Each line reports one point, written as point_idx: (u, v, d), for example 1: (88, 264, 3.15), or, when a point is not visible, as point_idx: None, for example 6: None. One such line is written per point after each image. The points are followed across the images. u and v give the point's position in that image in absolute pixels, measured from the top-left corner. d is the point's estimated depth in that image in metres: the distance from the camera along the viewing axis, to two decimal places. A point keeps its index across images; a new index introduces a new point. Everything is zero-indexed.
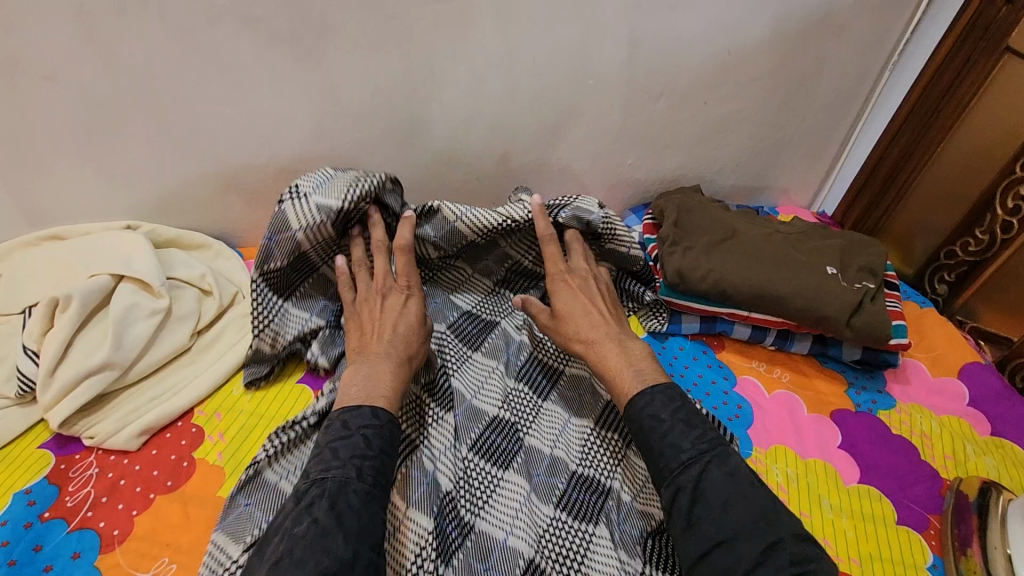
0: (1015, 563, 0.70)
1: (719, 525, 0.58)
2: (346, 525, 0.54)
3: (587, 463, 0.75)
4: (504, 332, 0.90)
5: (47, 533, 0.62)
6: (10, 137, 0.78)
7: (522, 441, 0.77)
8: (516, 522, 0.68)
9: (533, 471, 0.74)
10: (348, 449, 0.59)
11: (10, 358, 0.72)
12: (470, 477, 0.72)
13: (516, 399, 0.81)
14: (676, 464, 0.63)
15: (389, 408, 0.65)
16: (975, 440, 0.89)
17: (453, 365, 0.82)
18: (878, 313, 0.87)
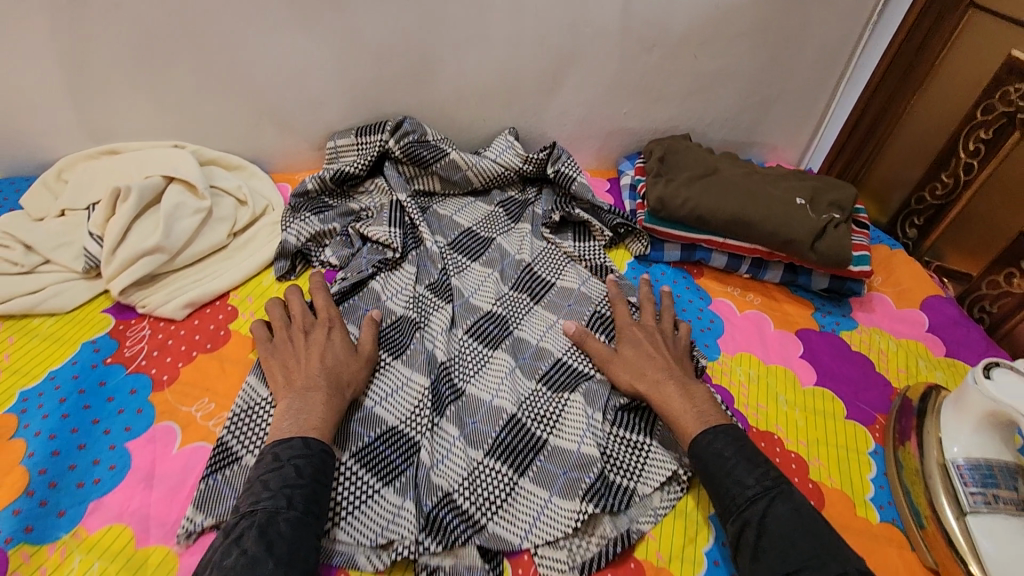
0: (945, 445, 0.77)
1: (786, 558, 0.58)
2: (275, 552, 0.54)
3: (569, 353, 0.87)
4: (501, 248, 1.02)
5: (109, 373, 0.74)
6: (79, 59, 0.90)
7: (512, 331, 0.89)
8: (501, 386, 0.81)
9: (520, 354, 0.86)
10: (278, 479, 0.59)
11: (77, 241, 0.84)
12: (464, 354, 0.84)
13: (509, 300, 0.93)
14: (743, 499, 0.64)
15: (322, 438, 0.64)
16: (929, 358, 0.98)
17: (455, 271, 0.95)
18: (841, 240, 0.95)
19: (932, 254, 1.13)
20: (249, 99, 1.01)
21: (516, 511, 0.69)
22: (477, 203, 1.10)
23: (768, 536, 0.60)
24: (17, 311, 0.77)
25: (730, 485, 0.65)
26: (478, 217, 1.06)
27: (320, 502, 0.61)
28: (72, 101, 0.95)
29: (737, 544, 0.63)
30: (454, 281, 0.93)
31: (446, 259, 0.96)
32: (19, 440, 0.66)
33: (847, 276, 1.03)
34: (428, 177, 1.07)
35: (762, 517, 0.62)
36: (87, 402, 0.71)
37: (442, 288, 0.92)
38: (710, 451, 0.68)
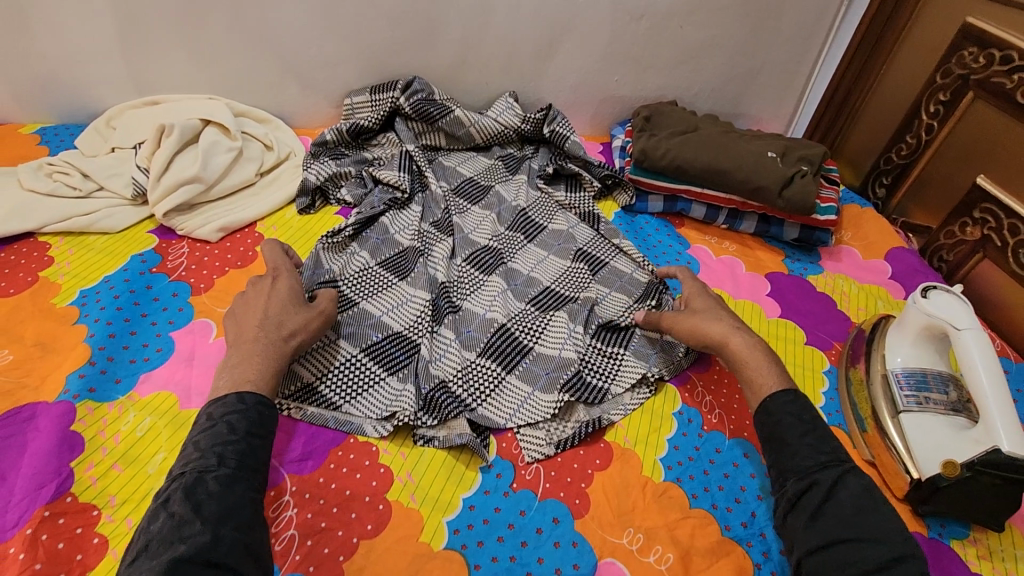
0: (887, 361, 0.85)
1: (846, 525, 0.58)
2: (204, 510, 0.52)
3: (558, 282, 0.97)
4: (499, 195, 1.12)
5: (154, 280, 0.85)
6: (130, 16, 1.03)
7: (506, 262, 0.99)
8: (495, 303, 0.91)
9: (512, 280, 0.96)
10: (210, 438, 0.58)
11: (126, 173, 0.96)
12: (461, 278, 0.95)
13: (504, 238, 1.04)
14: (814, 464, 0.63)
15: (256, 390, 0.63)
16: (888, 299, 1.07)
17: (456, 211, 1.06)
18: (806, 187, 1.05)
19: (899, 212, 1.23)
20: (275, 58, 1.12)
21: (502, 400, 0.79)
22: (479, 158, 1.20)
23: (837, 503, 0.60)
24: (76, 228, 0.89)
25: (801, 450, 0.65)
26: (479, 169, 1.17)
27: (259, 456, 0.60)
28: (122, 55, 1.07)
29: (794, 501, 0.62)
30: (455, 219, 1.04)
31: (449, 201, 1.07)
32: (81, 325, 0.78)
33: (815, 226, 1.13)
34: (435, 133, 1.17)
35: (834, 483, 0.62)
36: (136, 300, 0.82)
37: (444, 225, 1.02)
38: (787, 412, 0.69)
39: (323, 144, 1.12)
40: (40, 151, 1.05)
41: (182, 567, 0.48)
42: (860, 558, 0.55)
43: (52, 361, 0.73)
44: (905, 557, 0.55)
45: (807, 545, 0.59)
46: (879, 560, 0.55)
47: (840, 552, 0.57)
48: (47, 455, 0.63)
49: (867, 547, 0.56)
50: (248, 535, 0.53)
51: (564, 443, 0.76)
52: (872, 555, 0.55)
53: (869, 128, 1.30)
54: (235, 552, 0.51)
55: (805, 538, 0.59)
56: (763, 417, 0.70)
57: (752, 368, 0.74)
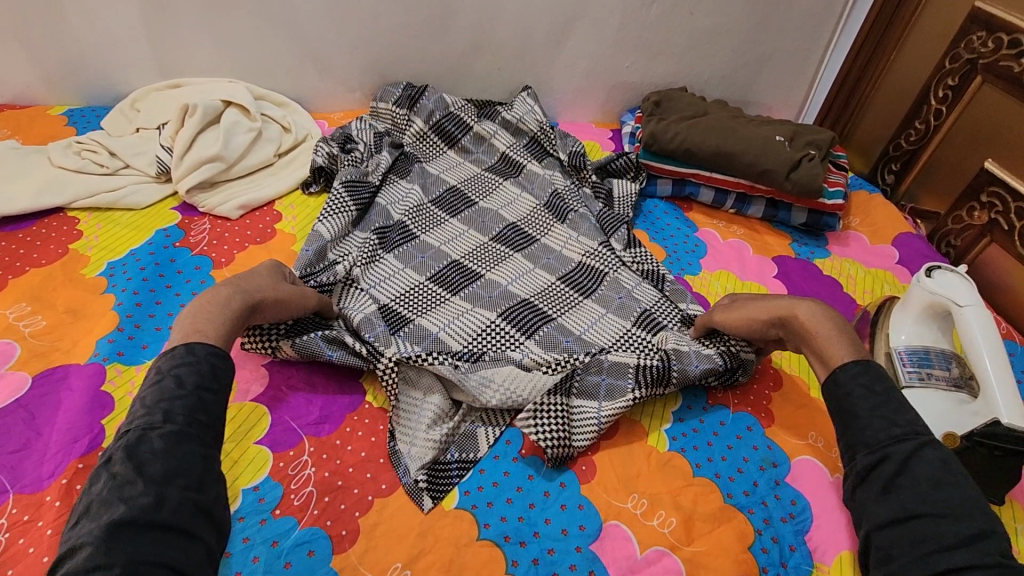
0: (890, 339, 0.86)
1: (924, 500, 0.56)
2: (148, 471, 0.51)
3: (589, 258, 0.99)
4: (546, 222, 1.06)
5: (177, 253, 0.88)
6: (156, 2, 1.06)
7: (539, 241, 1.02)
8: (518, 277, 0.96)
9: (542, 258, 0.99)
10: (157, 394, 0.56)
11: (150, 152, 0.99)
12: (486, 293, 0.92)
13: (535, 217, 1.07)
14: (887, 435, 0.60)
15: (206, 340, 0.62)
16: (893, 284, 1.08)
17: (492, 233, 1.03)
18: (814, 170, 1.07)
19: (908, 199, 1.24)
20: (293, 41, 1.15)
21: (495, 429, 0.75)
22: (520, 193, 1.11)
23: (913, 476, 0.58)
24: (104, 203, 0.93)
25: (872, 423, 0.62)
26: (520, 204, 1.09)
27: (211, 410, 0.58)
28: (148, 39, 1.10)
29: (864, 475, 0.60)
30: (473, 236, 1.02)
31: (459, 218, 1.05)
32: (109, 294, 0.81)
33: (823, 211, 1.14)
34: (444, 154, 1.17)
35: (909, 455, 0.59)
36: (161, 272, 0.85)
37: (458, 240, 1.01)
38: (858, 384, 0.65)
39: (343, 135, 1.13)
40: (68, 132, 1.08)
41: (121, 530, 0.47)
42: (935, 535, 0.54)
43: (83, 326, 0.77)
44: (986, 534, 0.53)
45: (879, 518, 0.58)
46: (955, 537, 0.53)
47: (914, 528, 0.55)
48: (80, 412, 0.67)
49: (939, 524, 0.54)
50: (197, 494, 0.52)
51: None
52: (946, 531, 0.54)
53: (879, 115, 1.30)
54: (182, 510, 0.50)
55: (877, 511, 0.58)
56: (831, 388, 0.66)
57: (822, 336, 0.70)
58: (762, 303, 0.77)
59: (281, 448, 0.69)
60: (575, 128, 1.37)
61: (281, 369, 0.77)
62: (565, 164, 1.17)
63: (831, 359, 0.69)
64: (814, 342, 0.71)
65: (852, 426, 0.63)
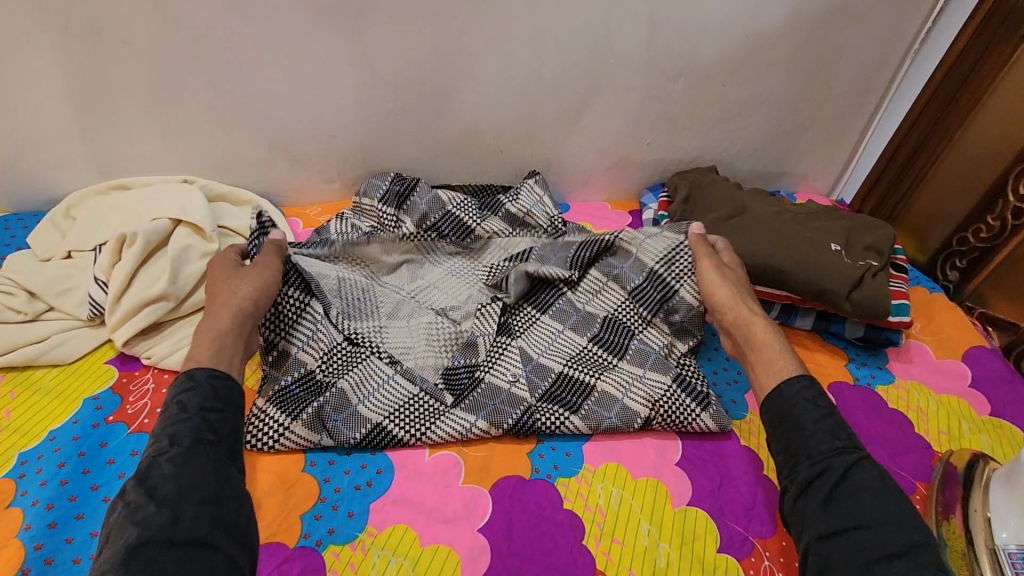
0: (993, 526, 0.72)
1: (862, 509, 0.57)
2: (160, 494, 0.52)
3: (656, 410, 0.82)
4: (529, 312, 0.92)
5: (110, 433, 0.71)
6: (88, 94, 0.88)
7: (591, 391, 0.84)
8: (556, 426, 0.80)
9: (592, 409, 0.82)
10: (164, 422, 0.58)
11: (82, 287, 0.82)
12: (489, 400, 0.81)
13: (585, 358, 0.88)
14: (828, 448, 0.62)
15: (206, 365, 0.63)
16: (972, 418, 0.91)
17: (540, 391, 0.83)
18: (879, 289, 0.91)
19: (975, 299, 1.09)
20: (258, 132, 0.97)
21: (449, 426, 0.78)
22: (561, 328, 0.91)
23: (854, 485, 0.59)
24: (21, 361, 0.75)
25: (817, 435, 0.63)
26: (565, 342, 0.89)
27: (218, 428, 0.59)
28: (82, 136, 0.93)
29: (804, 486, 0.61)
30: (467, 329, 0.89)
31: (448, 309, 0.91)
32: (16, 509, 0.63)
33: (884, 326, 0.98)
34: (450, 262, 0.98)
35: (849, 466, 0.60)
36: (86, 465, 0.68)
37: (447, 339, 0.87)
38: (803, 398, 0.67)
39: (322, 241, 0.96)
40: None
41: (145, 551, 0.48)
42: (877, 545, 0.55)
43: None
44: (921, 544, 0.54)
45: (820, 525, 0.58)
46: (895, 547, 0.54)
47: (855, 538, 0.56)
48: None
49: (881, 534, 0.55)
50: (216, 508, 0.53)
51: None
52: (887, 540, 0.55)
53: (936, 199, 1.14)
54: (201, 524, 0.51)
55: (819, 518, 0.58)
56: (777, 401, 0.68)
57: (772, 351, 0.75)
58: (736, 297, 0.84)
59: None
60: (589, 212, 1.19)
61: None
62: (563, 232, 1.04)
63: (777, 372, 0.72)
64: (760, 353, 0.76)
65: (797, 438, 0.64)
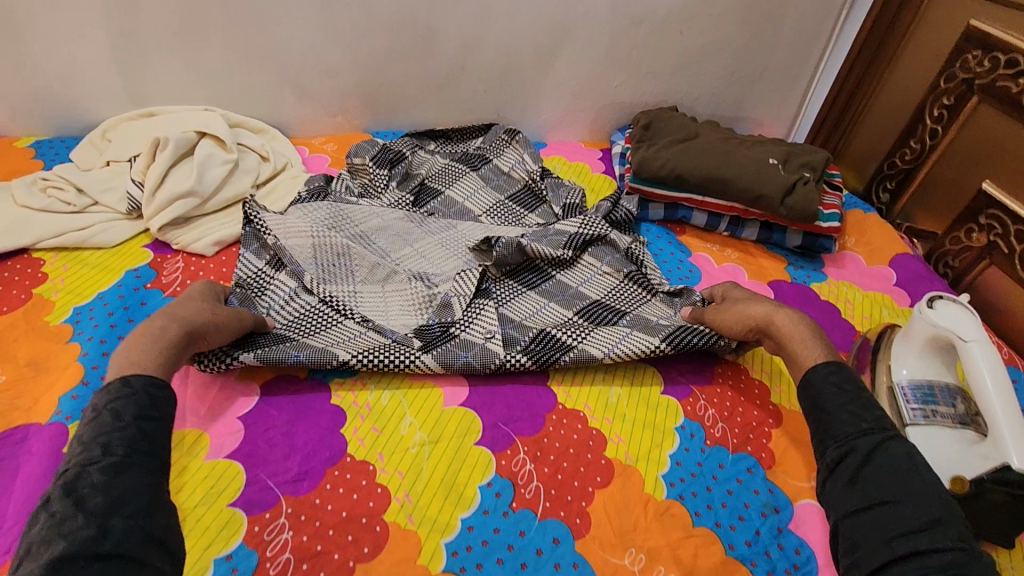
0: (892, 370, 0.85)
1: (883, 488, 0.58)
2: (89, 504, 0.48)
3: (647, 348, 0.83)
4: (515, 288, 0.94)
5: (148, 295, 0.84)
6: (125, 28, 1.02)
7: (574, 348, 0.83)
8: (532, 362, 0.81)
9: (575, 358, 0.82)
10: (93, 429, 0.54)
11: (121, 188, 0.96)
12: (463, 352, 0.81)
13: (571, 325, 0.88)
14: (855, 430, 0.63)
15: (142, 373, 0.61)
16: (893, 307, 1.05)
17: (520, 347, 0.83)
18: (808, 194, 1.05)
19: (903, 217, 1.22)
20: (272, 67, 1.12)
21: (430, 361, 0.79)
22: (546, 304, 0.92)
23: (877, 466, 0.60)
24: (71, 242, 0.89)
25: (842, 417, 0.65)
26: (548, 314, 0.91)
27: (154, 439, 0.56)
28: (120, 67, 1.07)
29: (833, 468, 0.63)
30: (443, 289, 0.90)
31: (428, 275, 0.93)
32: (74, 343, 0.77)
33: (818, 233, 1.11)
34: (453, 227, 1.04)
35: (874, 448, 0.62)
36: (130, 316, 0.81)
37: (423, 299, 0.89)
38: (830, 382, 0.69)
39: (319, 190, 1.01)
40: (34, 165, 1.04)
41: (67, 563, 0.44)
42: (897, 520, 0.56)
43: (44, 381, 0.72)
44: (942, 519, 0.55)
45: (846, 509, 0.59)
46: (919, 520, 0.55)
47: (879, 514, 0.57)
48: (38, 480, 0.62)
49: (904, 509, 0.56)
50: (147, 522, 0.49)
51: (564, 461, 0.74)
52: (908, 517, 0.56)
53: (871, 133, 1.28)
54: (132, 539, 0.47)
55: (843, 501, 0.60)
56: (805, 389, 0.71)
57: (795, 341, 0.77)
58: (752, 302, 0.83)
59: (256, 510, 0.65)
60: (565, 149, 1.33)
61: (260, 421, 0.73)
62: (558, 216, 1.08)
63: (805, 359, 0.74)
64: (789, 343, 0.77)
65: (824, 423, 0.66)
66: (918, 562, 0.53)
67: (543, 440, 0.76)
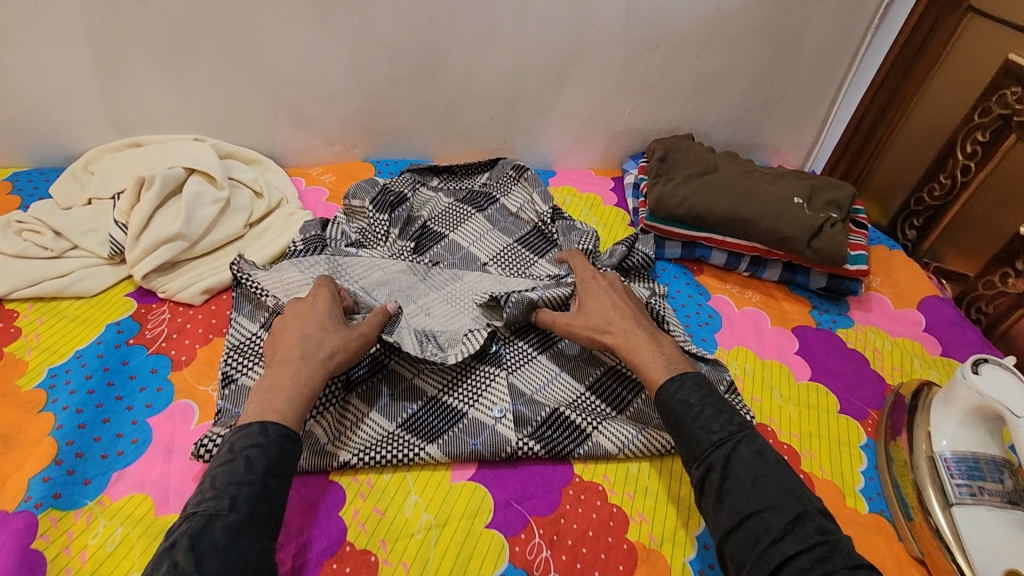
0: (933, 438, 0.79)
1: (748, 500, 0.61)
2: (205, 566, 0.51)
3: (662, 442, 0.77)
4: (525, 351, 0.87)
5: (131, 353, 0.78)
6: (108, 54, 0.95)
7: (588, 436, 0.77)
8: (544, 450, 0.75)
9: (588, 448, 0.76)
10: (226, 476, 0.57)
11: (103, 229, 0.89)
12: (471, 436, 0.75)
13: (585, 404, 0.82)
14: (708, 445, 0.65)
15: (281, 422, 0.62)
16: (924, 357, 0.99)
17: (531, 429, 0.77)
18: (836, 237, 0.98)
19: (931, 255, 1.17)
20: (264, 94, 1.05)
21: (438, 452, 0.73)
22: (558, 372, 0.85)
23: (735, 480, 0.63)
24: (48, 292, 0.82)
25: (695, 434, 0.66)
26: (560, 387, 0.84)
27: (274, 498, 0.58)
28: (102, 95, 1.00)
29: (700, 486, 0.65)
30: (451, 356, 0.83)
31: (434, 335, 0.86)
32: (48, 413, 0.70)
33: (845, 275, 1.05)
34: (459, 278, 0.96)
35: (728, 459, 0.64)
36: (110, 379, 0.75)
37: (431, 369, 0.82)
38: (677, 401, 0.69)
39: (318, 238, 0.94)
40: (12, 201, 0.97)
41: None
42: (764, 531, 0.59)
43: (13, 459, 0.66)
44: (802, 517, 0.59)
45: (722, 529, 0.61)
46: (781, 525, 0.58)
47: (748, 528, 0.59)
48: None
49: (767, 518, 0.59)
50: None
51: (583, 547, 0.68)
52: (773, 524, 0.59)
53: (896, 165, 1.22)
54: None
55: (719, 521, 0.62)
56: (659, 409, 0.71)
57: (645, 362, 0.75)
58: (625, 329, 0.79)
59: None
60: (575, 178, 1.26)
61: None
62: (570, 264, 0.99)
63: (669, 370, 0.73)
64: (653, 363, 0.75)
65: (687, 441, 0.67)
66: (790, 569, 0.56)
67: (559, 522, 0.70)
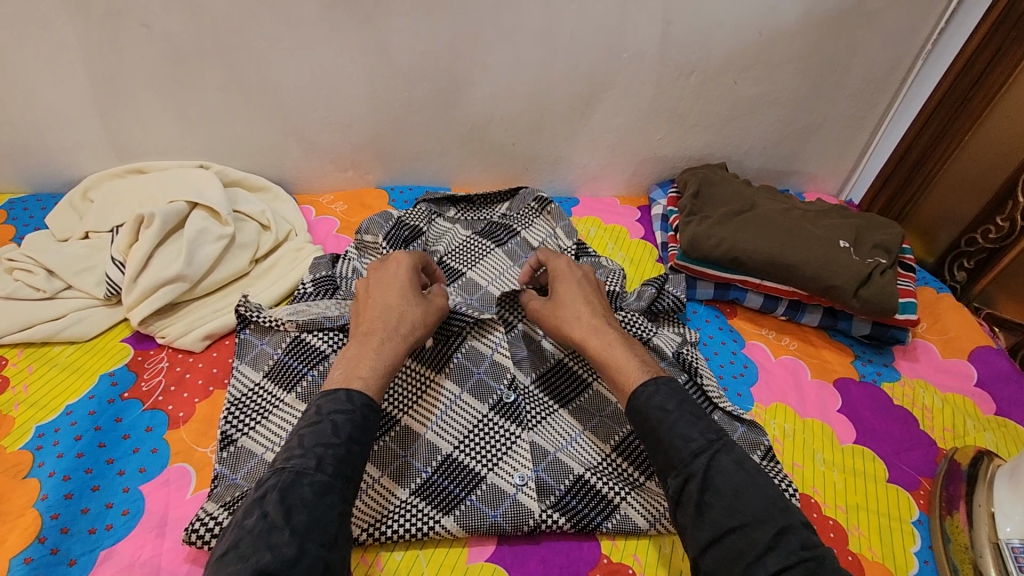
0: (998, 520, 0.72)
1: (731, 512, 0.55)
2: (295, 520, 0.49)
3: None
4: (546, 402, 0.80)
5: (125, 409, 0.72)
6: (108, 78, 0.90)
7: (614, 507, 0.71)
8: (568, 524, 0.69)
9: (615, 522, 0.70)
10: (315, 435, 0.55)
11: (99, 267, 0.84)
12: (491, 506, 0.69)
13: (611, 468, 0.75)
14: (687, 454, 0.59)
15: (366, 390, 0.60)
16: (977, 417, 0.91)
17: (554, 497, 0.71)
18: (886, 286, 0.92)
19: (982, 299, 1.12)
20: (274, 119, 0.99)
21: (457, 525, 0.68)
22: (582, 429, 0.78)
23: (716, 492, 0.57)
24: (38, 338, 0.77)
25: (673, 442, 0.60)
26: (584, 447, 0.77)
27: (358, 463, 0.56)
28: (102, 120, 0.95)
29: (677, 498, 0.59)
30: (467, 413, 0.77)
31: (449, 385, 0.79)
32: (32, 479, 0.65)
33: (891, 324, 0.98)
34: None
35: (707, 467, 0.58)
36: (101, 440, 0.69)
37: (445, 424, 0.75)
38: (653, 406, 0.63)
39: (327, 280, 0.87)
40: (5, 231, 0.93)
41: None
42: (748, 547, 0.53)
43: None
44: (785, 530, 0.54)
45: (699, 543, 0.56)
46: (766, 542, 0.53)
47: (729, 544, 0.54)
48: None
49: (752, 534, 0.54)
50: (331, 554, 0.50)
51: None
52: (757, 539, 0.54)
53: (944, 201, 1.15)
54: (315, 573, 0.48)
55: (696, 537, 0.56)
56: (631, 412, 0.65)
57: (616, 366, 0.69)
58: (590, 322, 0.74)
59: None
60: (599, 207, 1.19)
61: None
62: None
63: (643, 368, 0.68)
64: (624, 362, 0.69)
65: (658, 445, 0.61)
66: None
67: None
